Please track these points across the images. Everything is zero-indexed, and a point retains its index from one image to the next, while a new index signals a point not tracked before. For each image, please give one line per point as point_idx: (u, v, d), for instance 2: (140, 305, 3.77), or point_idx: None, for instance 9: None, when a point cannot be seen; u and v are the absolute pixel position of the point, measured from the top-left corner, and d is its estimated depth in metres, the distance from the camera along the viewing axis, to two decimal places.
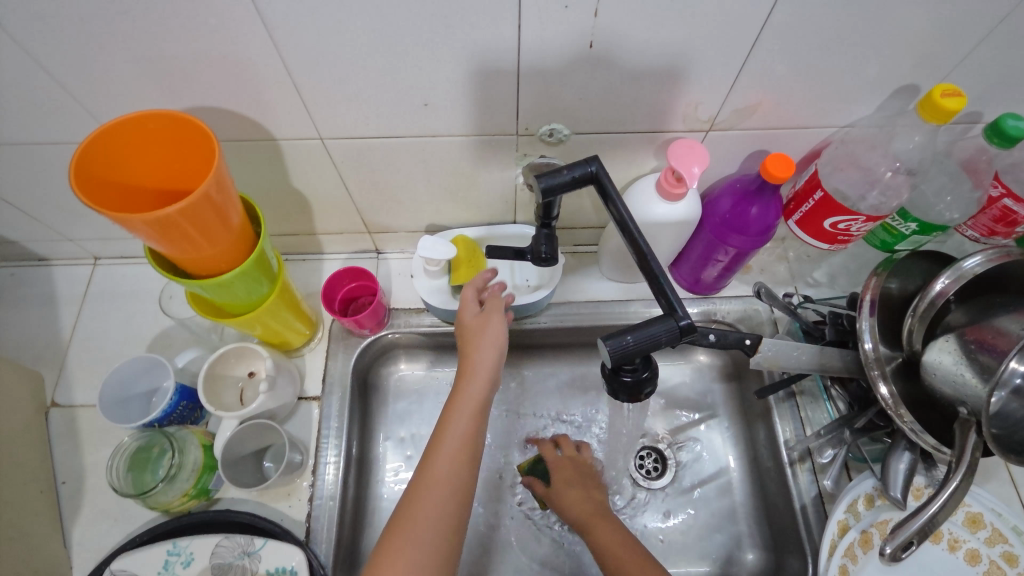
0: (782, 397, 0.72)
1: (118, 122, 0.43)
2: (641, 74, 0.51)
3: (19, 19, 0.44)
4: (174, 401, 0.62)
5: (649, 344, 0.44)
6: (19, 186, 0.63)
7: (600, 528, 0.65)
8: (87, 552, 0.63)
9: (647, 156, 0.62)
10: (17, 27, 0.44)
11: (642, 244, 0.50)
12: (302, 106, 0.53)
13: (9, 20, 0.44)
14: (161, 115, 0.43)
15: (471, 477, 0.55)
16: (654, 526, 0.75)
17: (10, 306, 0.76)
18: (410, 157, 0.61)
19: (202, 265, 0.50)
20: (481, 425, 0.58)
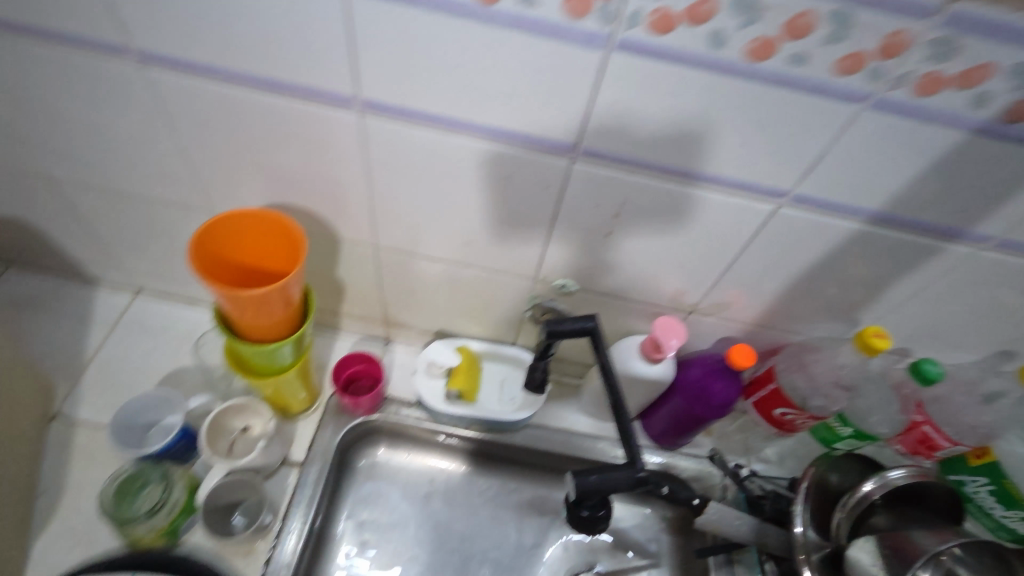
0: (720, 561, 0.79)
1: (245, 214, 0.52)
2: (643, 260, 0.64)
3: (188, 126, 0.57)
4: (175, 439, 0.69)
5: (609, 486, 0.53)
6: (111, 224, 0.74)
7: None
8: (40, 566, 0.65)
9: (636, 320, 0.74)
10: (186, 130, 0.58)
11: (619, 397, 0.59)
12: (370, 220, 0.65)
13: (183, 127, 0.57)
14: (263, 214, 0.53)
15: None
16: None
17: (46, 314, 0.84)
18: (443, 275, 0.73)
19: (256, 327, 0.58)
20: None
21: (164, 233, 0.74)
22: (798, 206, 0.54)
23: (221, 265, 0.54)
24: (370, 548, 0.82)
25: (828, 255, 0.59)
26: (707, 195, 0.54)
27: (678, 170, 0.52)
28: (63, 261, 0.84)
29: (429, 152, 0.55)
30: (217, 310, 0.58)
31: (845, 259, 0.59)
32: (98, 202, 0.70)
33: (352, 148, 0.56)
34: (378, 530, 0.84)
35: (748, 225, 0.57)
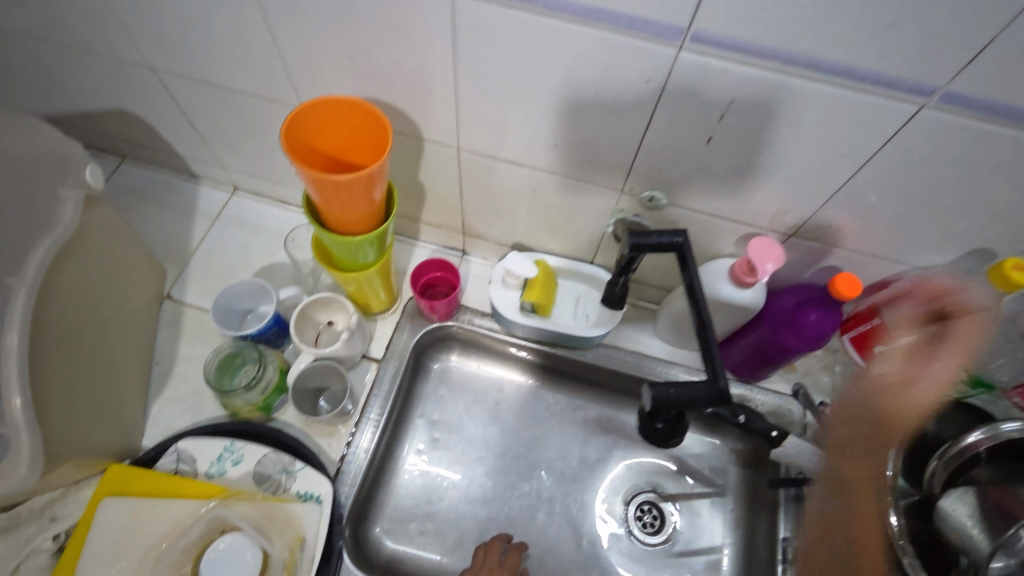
0: (791, 496, 0.77)
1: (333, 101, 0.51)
2: (746, 172, 0.58)
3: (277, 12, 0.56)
4: (268, 324, 0.73)
5: (687, 400, 0.52)
6: (210, 119, 0.77)
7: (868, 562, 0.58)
8: (158, 425, 0.74)
9: (728, 241, 0.69)
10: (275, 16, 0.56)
11: (706, 315, 0.56)
12: (454, 120, 0.63)
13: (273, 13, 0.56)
14: (348, 103, 0.51)
15: None
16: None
17: (157, 205, 0.90)
18: (525, 183, 0.70)
19: (342, 220, 0.59)
20: None
21: (256, 130, 0.76)
22: (945, 107, 0.46)
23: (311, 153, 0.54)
24: (440, 445, 0.86)
25: (975, 173, 0.51)
26: (831, 91, 0.47)
27: (807, 59, 0.45)
28: (169, 156, 0.89)
29: (521, 39, 0.51)
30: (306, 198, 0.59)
31: (996, 178, 0.51)
32: (196, 96, 0.72)
33: (441, 35, 0.53)
34: (449, 430, 0.87)
35: (877, 131, 0.49)
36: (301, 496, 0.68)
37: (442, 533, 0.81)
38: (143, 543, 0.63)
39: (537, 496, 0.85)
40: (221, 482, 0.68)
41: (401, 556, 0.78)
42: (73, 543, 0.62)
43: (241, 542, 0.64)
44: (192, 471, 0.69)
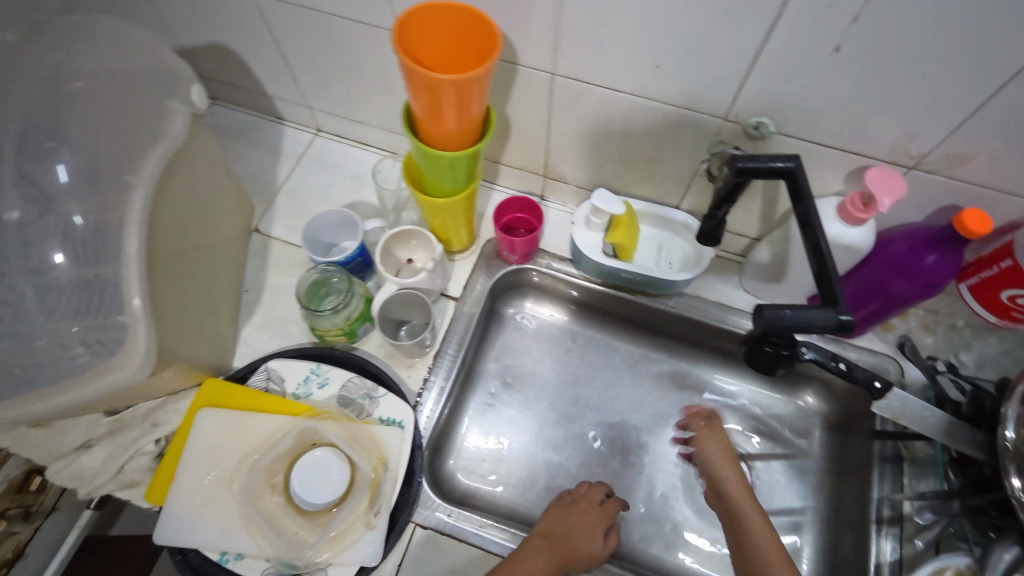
0: (887, 456, 0.72)
1: (447, 5, 0.50)
2: (871, 90, 0.54)
3: None
4: (353, 254, 0.74)
5: (802, 326, 0.48)
6: (301, 52, 0.78)
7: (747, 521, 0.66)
8: (246, 348, 0.76)
9: (835, 178, 0.65)
10: None
11: (823, 242, 0.52)
12: (552, 40, 0.61)
13: None
14: (460, 8, 0.50)
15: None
16: (702, 538, 0.78)
17: (246, 144, 0.93)
18: (619, 113, 0.68)
19: (439, 136, 0.59)
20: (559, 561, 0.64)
21: (346, 61, 0.76)
22: None
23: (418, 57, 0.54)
24: (513, 390, 0.86)
25: None
26: None
27: None
28: (259, 96, 0.91)
29: None
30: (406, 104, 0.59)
31: None
32: (291, 25, 0.73)
33: None
34: (521, 375, 0.87)
35: None
36: (383, 421, 0.69)
37: (513, 475, 0.80)
38: (238, 450, 0.65)
39: (608, 447, 0.83)
40: (307, 403, 0.69)
41: (473, 493, 0.78)
42: (170, 452, 0.66)
43: (330, 458, 0.64)
44: (280, 391, 0.70)
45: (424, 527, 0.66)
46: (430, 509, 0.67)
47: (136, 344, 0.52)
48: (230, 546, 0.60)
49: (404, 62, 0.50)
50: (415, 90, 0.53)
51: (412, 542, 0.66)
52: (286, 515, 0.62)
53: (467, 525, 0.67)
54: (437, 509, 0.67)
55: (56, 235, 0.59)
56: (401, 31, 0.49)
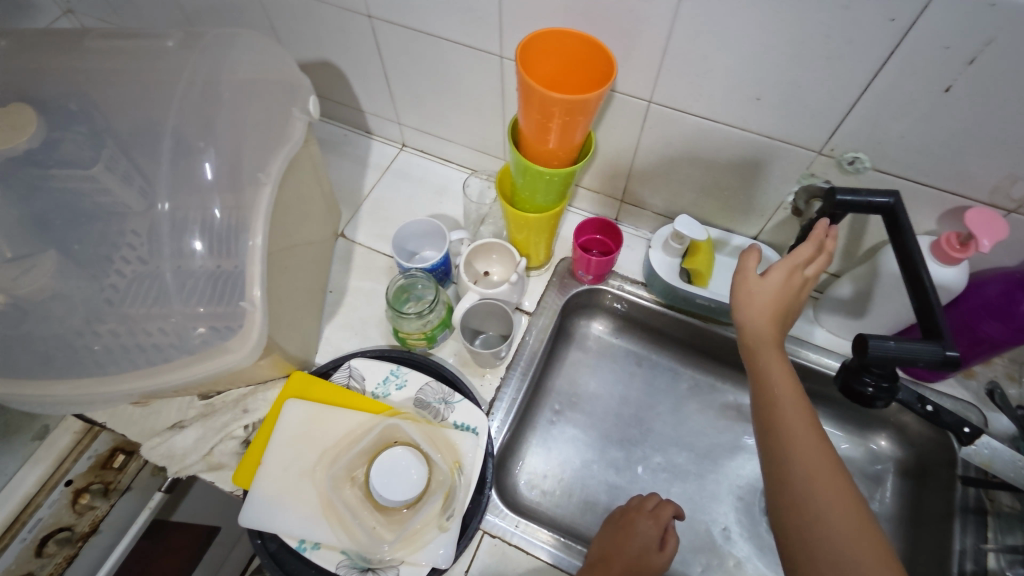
0: (969, 507, 0.69)
1: (569, 33, 0.54)
2: (979, 132, 0.54)
3: None
4: (438, 263, 0.78)
5: (908, 358, 0.47)
6: (404, 71, 0.83)
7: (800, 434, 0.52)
8: (328, 346, 0.80)
9: (928, 217, 0.65)
10: None
11: (925, 278, 0.52)
12: (654, 69, 0.64)
13: None
14: (580, 35, 0.54)
15: None
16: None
17: (335, 154, 0.99)
18: (710, 142, 0.70)
19: (542, 152, 0.62)
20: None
21: (446, 81, 0.81)
22: None
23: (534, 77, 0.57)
24: (577, 407, 0.87)
25: None
26: None
27: None
28: (352, 110, 0.97)
29: None
30: (515, 120, 0.63)
31: None
32: (399, 45, 0.78)
33: None
34: (584, 392, 0.88)
35: None
36: (457, 426, 0.71)
37: (574, 492, 0.80)
38: (321, 443, 0.67)
39: (670, 473, 0.82)
40: (385, 402, 0.72)
41: (535, 507, 0.79)
42: (258, 441, 0.68)
43: (408, 457, 0.65)
44: (360, 389, 0.73)
45: (492, 535, 0.68)
46: (498, 517, 0.68)
47: (250, 329, 0.57)
48: (310, 536, 0.62)
49: (524, 79, 0.54)
50: (527, 106, 0.57)
51: (480, 549, 0.67)
52: (364, 509, 0.64)
53: (534, 537, 0.68)
54: (505, 517, 0.68)
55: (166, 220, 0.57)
56: (525, 51, 0.53)
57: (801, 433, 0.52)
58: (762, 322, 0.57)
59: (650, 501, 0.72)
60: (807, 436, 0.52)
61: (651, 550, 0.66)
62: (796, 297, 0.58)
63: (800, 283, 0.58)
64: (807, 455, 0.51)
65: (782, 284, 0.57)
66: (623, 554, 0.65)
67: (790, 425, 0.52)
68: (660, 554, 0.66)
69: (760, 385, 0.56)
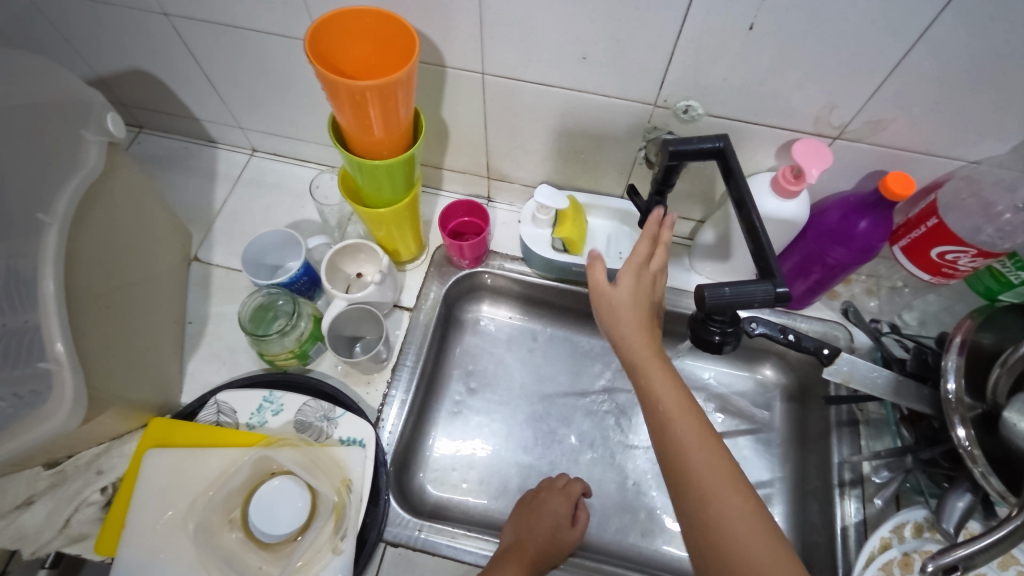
0: (843, 421, 0.73)
1: (361, 12, 0.50)
2: (788, 66, 0.55)
3: None
4: (298, 273, 0.73)
5: (743, 300, 0.48)
6: (226, 71, 0.76)
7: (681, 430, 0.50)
8: (194, 382, 0.73)
9: (767, 154, 0.66)
10: None
11: (756, 220, 0.53)
12: (477, 38, 0.60)
13: None
14: (370, 12, 0.50)
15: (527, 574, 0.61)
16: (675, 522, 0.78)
17: (178, 171, 0.90)
18: (554, 107, 0.68)
19: (370, 145, 0.58)
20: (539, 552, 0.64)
21: (272, 75, 0.74)
22: None
23: (336, 70, 0.53)
24: (478, 395, 0.85)
25: None
26: None
27: None
28: (186, 120, 0.88)
29: None
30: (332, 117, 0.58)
31: None
32: (211, 43, 0.71)
33: None
34: (484, 378, 0.86)
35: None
36: (344, 442, 0.67)
37: (484, 480, 0.79)
38: (192, 488, 0.62)
39: (577, 441, 0.83)
40: (262, 432, 0.67)
41: (446, 504, 0.77)
42: (119, 500, 0.63)
43: (291, 486, 0.63)
44: (233, 423, 0.67)
45: (396, 544, 0.65)
46: (400, 526, 0.65)
47: (63, 390, 0.51)
48: None
49: (321, 72, 0.49)
50: (336, 100, 0.52)
51: (384, 560, 0.65)
52: (249, 550, 0.61)
53: (440, 538, 0.65)
54: (407, 524, 0.65)
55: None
56: (313, 42, 0.48)
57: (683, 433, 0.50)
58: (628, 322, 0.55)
59: (563, 478, 0.73)
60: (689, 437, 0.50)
61: (557, 521, 0.67)
62: (653, 295, 0.57)
63: (650, 280, 0.57)
64: (702, 474, 0.48)
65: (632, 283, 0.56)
66: (535, 529, 0.66)
67: (677, 435, 0.50)
68: (571, 531, 0.68)
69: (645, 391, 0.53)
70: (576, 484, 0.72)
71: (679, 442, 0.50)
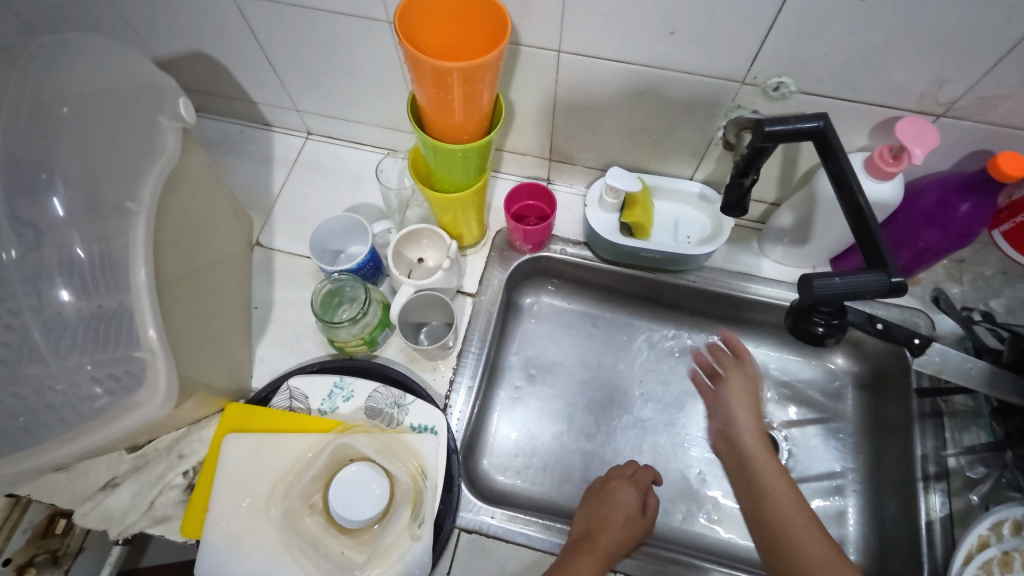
0: (927, 412, 0.70)
1: None
2: (899, 38, 0.51)
3: None
4: (366, 258, 0.72)
5: (853, 292, 0.46)
6: (289, 53, 0.74)
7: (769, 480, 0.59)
8: (264, 367, 0.74)
9: (859, 133, 0.63)
10: None
11: (862, 202, 0.49)
12: (558, 15, 0.58)
13: None
14: None
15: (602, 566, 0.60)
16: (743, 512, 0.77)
17: (236, 155, 0.89)
18: (632, 86, 0.65)
19: (450, 128, 0.56)
20: (613, 542, 0.63)
21: (336, 58, 0.73)
22: None
23: (421, 49, 0.51)
24: (538, 382, 0.84)
25: None
26: None
27: None
28: (244, 103, 0.87)
29: None
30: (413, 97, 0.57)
31: None
32: (277, 24, 0.69)
33: None
34: (544, 364, 0.85)
35: None
36: (415, 429, 0.66)
37: (547, 468, 0.79)
38: (270, 474, 0.63)
39: (640, 429, 0.81)
40: (334, 417, 0.67)
41: (510, 490, 0.77)
42: (201, 485, 0.64)
43: (367, 472, 0.62)
44: (305, 408, 0.68)
45: (469, 531, 0.65)
46: (472, 512, 0.65)
47: (157, 377, 0.51)
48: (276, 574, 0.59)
49: (407, 51, 0.48)
50: (421, 81, 0.50)
51: (458, 548, 0.64)
52: (330, 535, 0.61)
53: (513, 525, 0.65)
54: (480, 511, 0.65)
55: (56, 271, 0.56)
56: (402, 18, 0.47)
57: (780, 499, 0.57)
58: (748, 439, 0.63)
59: (631, 466, 0.72)
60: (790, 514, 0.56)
61: (629, 510, 0.66)
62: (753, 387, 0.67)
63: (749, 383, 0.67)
64: (787, 513, 0.56)
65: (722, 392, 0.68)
66: (608, 519, 0.65)
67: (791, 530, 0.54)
68: (644, 520, 0.66)
69: (770, 498, 0.57)
70: (647, 472, 0.71)
71: (776, 504, 0.57)
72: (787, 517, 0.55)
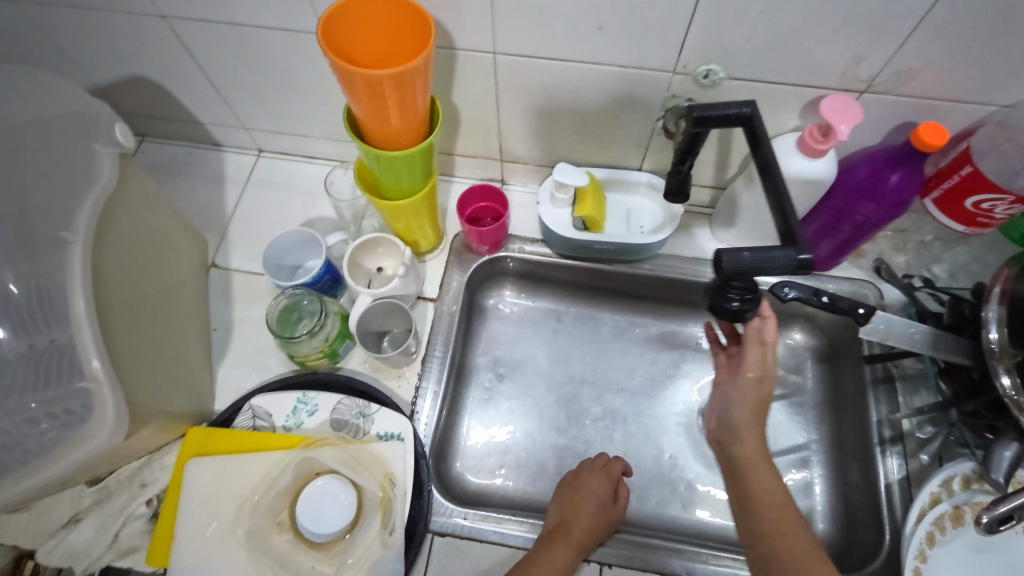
0: (879, 378, 0.73)
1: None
2: (814, 21, 0.53)
3: None
4: (321, 271, 0.72)
5: (762, 265, 0.48)
6: (228, 72, 0.74)
7: (755, 468, 0.56)
8: (226, 388, 0.73)
9: (791, 113, 0.65)
10: None
11: (781, 186, 0.51)
12: (488, 17, 0.59)
13: None
14: None
15: (575, 556, 0.61)
16: (715, 491, 0.78)
17: (186, 178, 0.88)
18: (569, 83, 0.66)
19: (388, 135, 0.56)
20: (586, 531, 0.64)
21: (277, 73, 0.73)
22: None
23: (349, 60, 0.51)
24: (506, 381, 0.85)
25: None
26: None
27: None
28: (190, 125, 0.86)
29: None
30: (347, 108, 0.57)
31: None
32: (212, 43, 0.69)
33: None
34: (511, 363, 0.86)
35: None
36: (383, 437, 0.66)
37: (520, 465, 0.79)
38: (236, 495, 0.62)
39: (608, 420, 0.82)
40: (300, 433, 0.67)
41: (484, 491, 0.77)
42: (165, 514, 0.63)
43: (334, 484, 0.62)
44: (270, 426, 0.67)
45: (443, 534, 0.65)
46: (445, 516, 0.66)
47: (105, 406, 0.50)
48: None
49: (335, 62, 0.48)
50: (352, 91, 0.50)
51: (433, 551, 0.65)
52: (300, 551, 0.61)
53: (486, 525, 0.66)
54: (452, 514, 0.66)
55: None
56: (325, 30, 0.47)
57: (757, 480, 0.55)
58: (743, 424, 0.58)
59: (603, 457, 0.73)
60: (764, 491, 0.54)
61: (599, 500, 0.67)
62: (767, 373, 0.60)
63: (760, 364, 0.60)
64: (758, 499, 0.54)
65: (728, 377, 0.63)
66: (581, 507, 0.66)
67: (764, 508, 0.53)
68: (615, 508, 0.67)
69: (762, 508, 0.53)
70: (619, 465, 0.71)
71: (750, 487, 0.55)
72: (760, 496, 0.54)
